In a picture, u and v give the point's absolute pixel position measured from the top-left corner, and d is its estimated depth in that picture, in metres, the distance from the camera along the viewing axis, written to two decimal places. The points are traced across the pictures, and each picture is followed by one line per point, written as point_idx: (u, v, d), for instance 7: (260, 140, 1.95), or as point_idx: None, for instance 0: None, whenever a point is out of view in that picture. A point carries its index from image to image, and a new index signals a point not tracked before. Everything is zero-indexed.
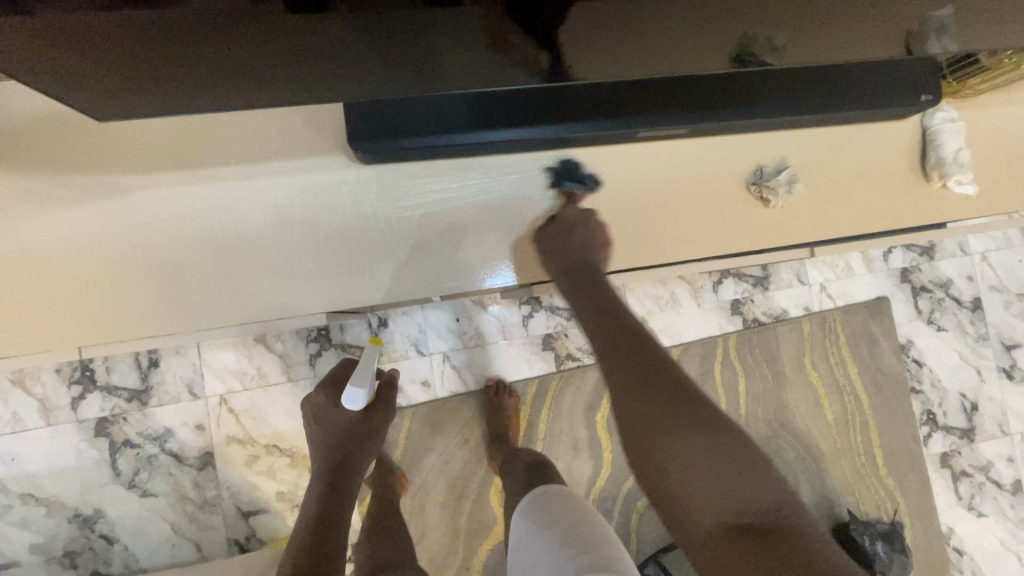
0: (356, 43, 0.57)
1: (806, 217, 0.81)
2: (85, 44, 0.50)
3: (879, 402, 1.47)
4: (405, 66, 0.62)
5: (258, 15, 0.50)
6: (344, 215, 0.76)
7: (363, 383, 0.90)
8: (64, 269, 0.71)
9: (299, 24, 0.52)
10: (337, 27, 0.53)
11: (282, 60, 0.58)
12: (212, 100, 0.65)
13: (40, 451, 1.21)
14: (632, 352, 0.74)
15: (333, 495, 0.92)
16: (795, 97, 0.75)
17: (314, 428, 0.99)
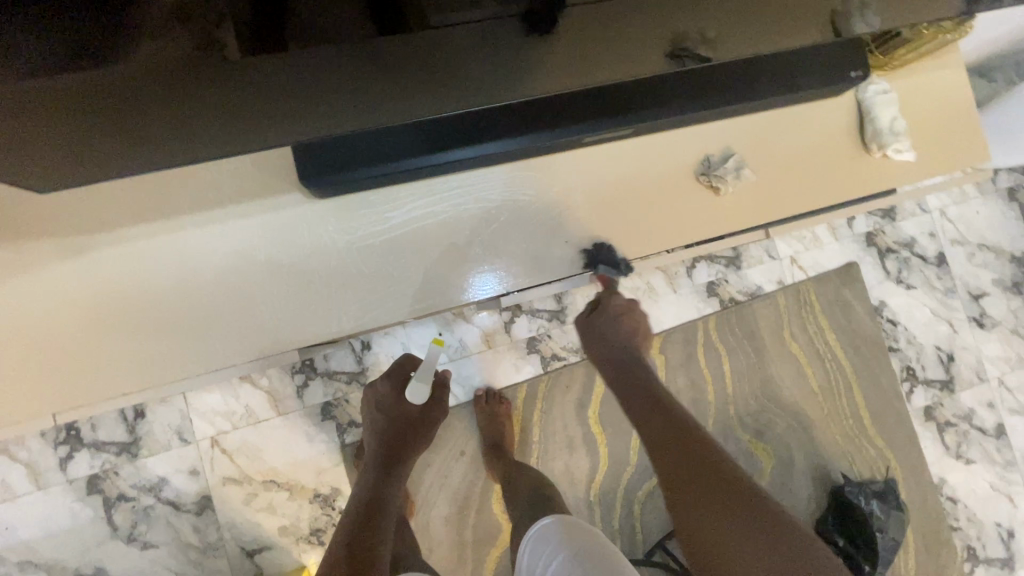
0: (301, 85, 0.58)
1: (757, 201, 0.83)
2: (32, 117, 0.51)
3: (860, 365, 1.51)
4: (352, 101, 0.63)
5: (204, 61, 0.51)
6: (306, 249, 0.77)
7: (426, 380, 1.06)
8: (32, 335, 0.71)
9: (242, 71, 0.54)
10: (280, 70, 0.55)
11: (230, 109, 0.59)
12: (167, 156, 0.66)
13: (33, 516, 1.19)
14: (682, 443, 0.85)
15: (385, 484, 0.98)
16: (733, 87, 0.77)
17: (369, 416, 1.09)
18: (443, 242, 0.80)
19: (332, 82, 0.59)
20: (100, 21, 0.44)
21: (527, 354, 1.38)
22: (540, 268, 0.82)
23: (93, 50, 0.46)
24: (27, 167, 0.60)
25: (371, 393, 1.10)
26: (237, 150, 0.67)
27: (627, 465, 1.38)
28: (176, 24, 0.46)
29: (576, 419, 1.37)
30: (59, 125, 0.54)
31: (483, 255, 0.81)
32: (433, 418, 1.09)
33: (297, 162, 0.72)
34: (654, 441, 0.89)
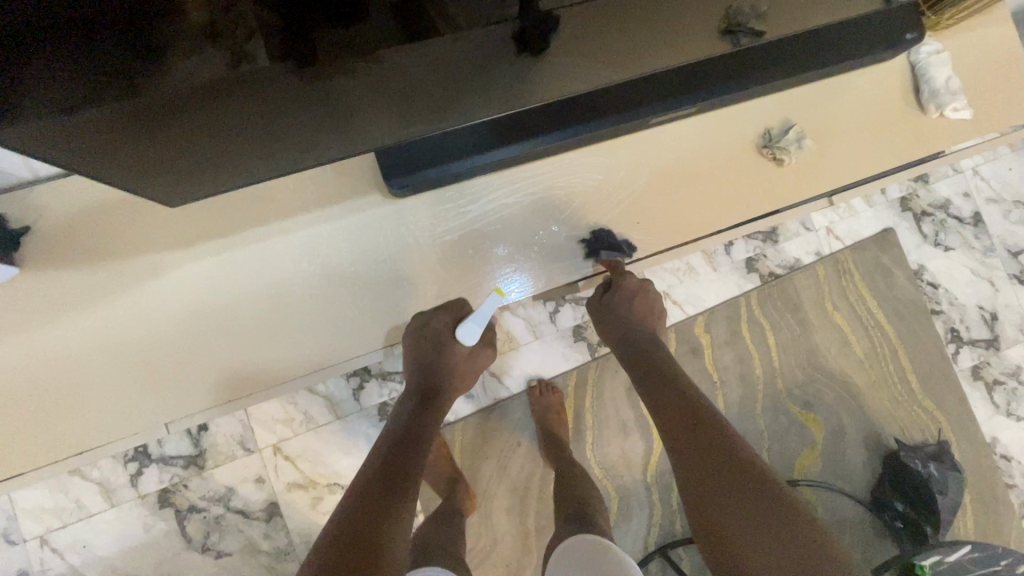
0: (344, 88, 0.59)
1: (817, 170, 0.84)
2: (98, 145, 0.54)
3: (904, 329, 1.51)
4: (391, 101, 0.64)
5: (238, 77, 0.52)
6: (383, 249, 0.79)
7: (482, 324, 0.76)
8: (128, 354, 0.74)
9: (284, 78, 0.55)
10: (323, 75, 0.56)
11: (279, 118, 0.61)
12: (226, 174, 0.68)
13: (109, 533, 1.22)
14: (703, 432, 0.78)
15: (429, 415, 0.78)
16: (783, 61, 0.79)
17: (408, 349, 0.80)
18: (516, 232, 0.81)
19: (366, 86, 0.60)
20: (135, 44, 0.45)
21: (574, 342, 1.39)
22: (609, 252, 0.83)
23: (128, 71, 0.47)
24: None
25: (422, 321, 0.78)
26: (284, 160, 0.69)
27: None
28: (205, 41, 0.47)
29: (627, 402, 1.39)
30: (107, 155, 0.56)
31: (511, 257, 0.81)
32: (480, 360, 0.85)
33: (380, 166, 0.74)
34: (682, 438, 0.79)
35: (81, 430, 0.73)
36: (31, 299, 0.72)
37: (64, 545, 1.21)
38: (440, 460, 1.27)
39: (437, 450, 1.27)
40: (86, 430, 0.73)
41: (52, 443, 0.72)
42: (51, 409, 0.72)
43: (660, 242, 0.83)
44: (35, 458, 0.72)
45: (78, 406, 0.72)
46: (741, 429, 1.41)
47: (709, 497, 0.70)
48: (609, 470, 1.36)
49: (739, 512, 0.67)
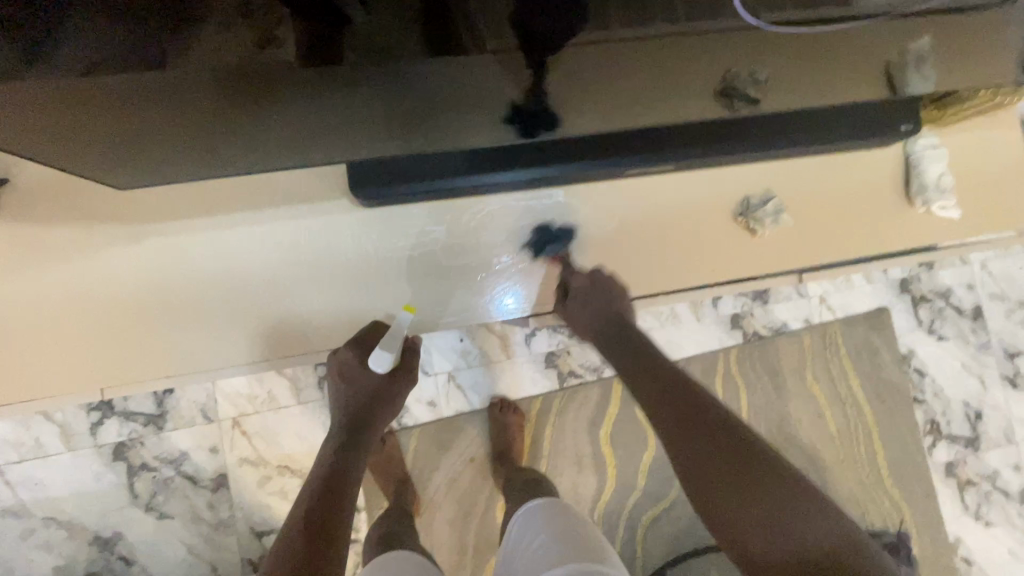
0: (363, 84, 0.57)
1: (791, 245, 0.85)
2: (96, 100, 0.51)
3: (882, 412, 1.48)
4: (405, 106, 0.62)
5: (264, 61, 0.49)
6: (346, 254, 0.81)
7: (392, 349, 0.77)
8: (86, 311, 0.76)
9: (308, 70, 0.52)
10: (349, 70, 0.54)
11: (288, 103, 0.58)
12: (223, 145, 0.66)
13: (61, 475, 1.25)
14: (689, 413, 0.71)
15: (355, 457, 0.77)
16: (770, 135, 0.80)
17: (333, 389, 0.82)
18: (480, 258, 0.84)
19: (380, 89, 0.58)
20: (167, 15, 0.43)
21: (545, 367, 1.39)
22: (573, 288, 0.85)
23: (151, 35, 0.45)
24: (82, 152, 0.61)
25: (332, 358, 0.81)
26: (281, 141, 0.67)
27: (633, 488, 1.39)
28: (239, 21, 0.45)
29: (587, 437, 1.38)
30: (106, 112, 0.54)
31: (515, 269, 0.85)
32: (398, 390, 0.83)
33: (352, 176, 0.76)
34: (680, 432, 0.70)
35: (31, 376, 0.75)
36: (3, 245, 0.74)
37: (15, 480, 1.24)
38: (391, 462, 1.28)
39: (390, 451, 1.29)
40: (36, 377, 0.75)
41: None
42: (7, 353, 0.74)
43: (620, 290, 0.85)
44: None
45: (33, 354, 0.75)
46: None
47: (699, 468, 0.67)
48: None
49: (758, 507, 0.61)
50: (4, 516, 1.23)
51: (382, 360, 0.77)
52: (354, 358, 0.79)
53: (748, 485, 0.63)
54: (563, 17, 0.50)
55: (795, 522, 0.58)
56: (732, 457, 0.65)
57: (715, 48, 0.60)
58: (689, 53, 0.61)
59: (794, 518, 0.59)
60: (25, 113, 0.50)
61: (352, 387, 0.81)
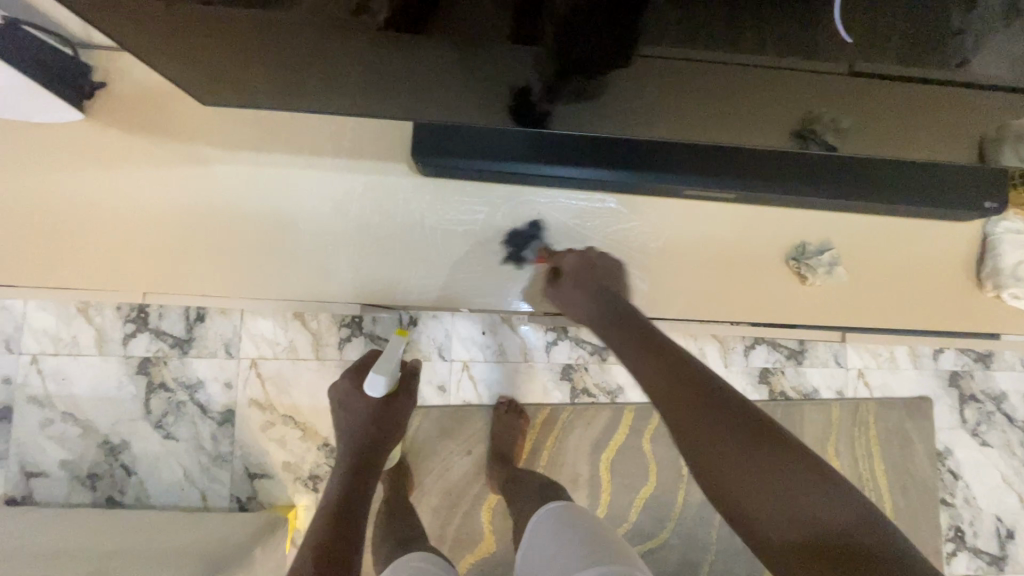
0: (445, 61, 0.58)
1: (838, 301, 0.83)
2: (194, 31, 0.54)
3: (903, 506, 1.39)
4: (486, 86, 0.63)
5: (355, 24, 0.51)
6: (395, 219, 0.82)
7: (384, 371, 0.94)
8: (136, 219, 0.78)
9: (395, 40, 0.54)
10: (434, 46, 0.55)
11: (372, 66, 0.60)
12: (306, 93, 0.69)
13: (87, 376, 1.32)
14: (688, 385, 0.69)
15: (359, 482, 0.94)
16: (841, 186, 0.78)
17: (340, 420, 1.02)
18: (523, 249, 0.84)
19: (463, 67, 0.60)
20: None
21: (560, 379, 1.38)
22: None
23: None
24: (181, 75, 0.65)
25: (336, 392, 1.04)
26: (360, 100, 0.70)
27: (623, 520, 1.35)
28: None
29: (587, 458, 1.35)
30: (200, 42, 0.56)
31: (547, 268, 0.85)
32: (395, 411, 1.02)
33: (414, 139, 0.76)
34: (677, 395, 0.69)
35: (70, 266, 0.77)
36: (69, 139, 0.76)
37: (47, 370, 1.31)
38: None
39: None
40: (75, 268, 0.77)
41: (41, 273, 0.76)
42: (52, 243, 0.76)
43: (654, 306, 0.83)
44: (18, 274, 0.76)
45: (79, 249, 0.77)
46: (689, 531, 1.36)
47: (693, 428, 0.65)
48: None
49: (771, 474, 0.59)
50: (30, 402, 1.30)
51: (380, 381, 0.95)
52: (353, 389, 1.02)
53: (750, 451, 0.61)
54: (656, 29, 0.51)
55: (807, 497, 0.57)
56: (716, 414, 0.65)
57: (801, 87, 0.59)
58: (773, 88, 0.60)
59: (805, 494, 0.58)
60: (130, 33, 0.53)
61: (355, 417, 1.01)
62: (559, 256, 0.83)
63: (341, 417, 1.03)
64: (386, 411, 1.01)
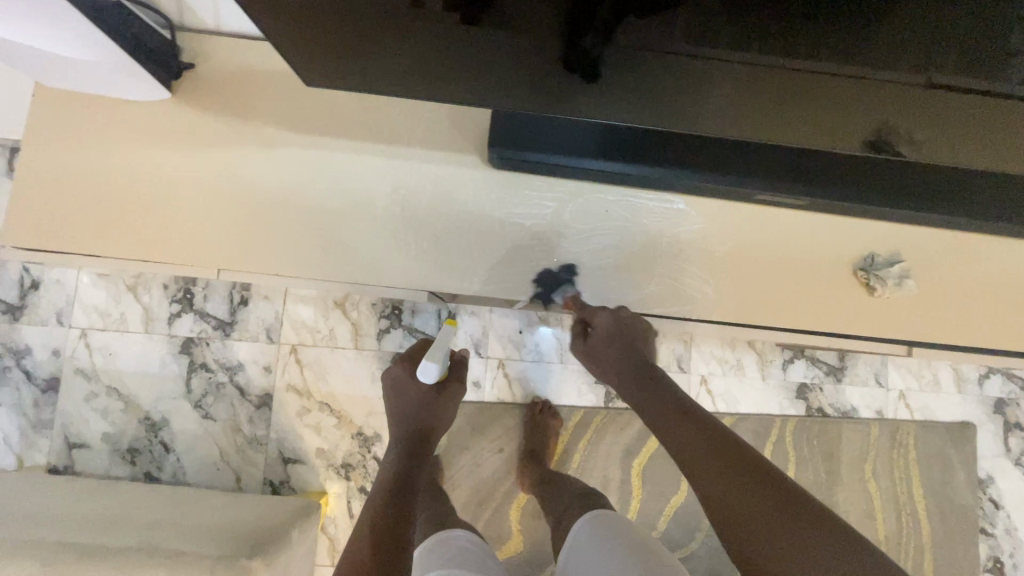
0: (512, 55, 0.61)
1: (902, 315, 0.82)
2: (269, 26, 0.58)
3: (940, 532, 1.36)
4: (562, 80, 0.65)
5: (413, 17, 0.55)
6: (463, 210, 0.80)
7: (436, 359, 0.94)
8: (191, 192, 0.75)
9: (462, 34, 0.57)
10: (498, 38, 0.58)
11: (441, 61, 0.63)
12: (380, 87, 0.71)
13: (132, 352, 1.35)
14: (710, 440, 0.66)
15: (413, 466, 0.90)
16: (913, 199, 0.76)
17: (390, 404, 1.00)
18: (591, 245, 0.83)
19: (534, 62, 0.62)
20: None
21: (595, 382, 1.37)
22: (674, 297, 0.83)
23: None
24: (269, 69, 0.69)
25: (387, 376, 1.03)
26: (430, 95, 0.71)
27: (653, 529, 1.34)
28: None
29: (619, 463, 1.35)
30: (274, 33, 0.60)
31: (612, 266, 0.83)
32: (448, 397, 0.99)
33: (491, 132, 0.75)
34: (707, 480, 0.63)
35: (124, 238, 0.75)
36: (139, 116, 0.75)
37: (95, 344, 1.34)
38: None
39: None
40: (129, 240, 0.75)
41: (104, 246, 0.74)
42: (116, 218, 0.74)
43: (716, 310, 0.83)
44: (70, 242, 0.73)
45: (140, 223, 0.75)
46: (719, 544, 1.34)
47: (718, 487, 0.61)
48: None
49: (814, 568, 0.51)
50: (77, 374, 1.34)
51: (430, 369, 0.94)
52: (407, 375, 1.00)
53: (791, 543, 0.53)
54: (709, 35, 0.53)
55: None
56: (739, 472, 0.61)
57: (871, 92, 0.60)
58: (852, 93, 0.60)
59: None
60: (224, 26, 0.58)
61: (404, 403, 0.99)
62: (592, 311, 0.82)
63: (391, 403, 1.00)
64: (438, 397, 0.98)
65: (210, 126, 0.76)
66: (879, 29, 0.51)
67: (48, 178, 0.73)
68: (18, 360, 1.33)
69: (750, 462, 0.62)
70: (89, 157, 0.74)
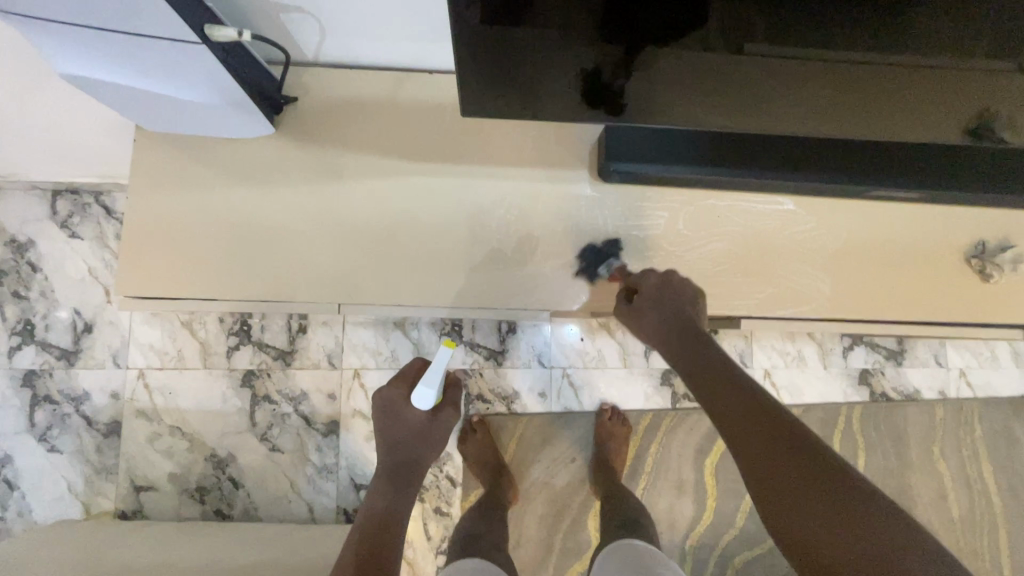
0: (616, 68, 0.60)
1: (1006, 299, 0.83)
2: None
3: (1012, 507, 1.37)
4: (643, 96, 0.66)
5: (483, 35, 0.55)
6: (568, 226, 0.81)
7: (432, 385, 0.89)
8: (310, 229, 0.77)
9: (560, 49, 0.57)
10: (600, 51, 0.57)
11: (537, 78, 0.63)
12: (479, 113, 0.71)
13: (193, 390, 1.33)
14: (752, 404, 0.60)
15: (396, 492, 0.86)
16: (1009, 181, 0.78)
17: (379, 424, 0.93)
18: (708, 249, 0.82)
19: (636, 76, 0.62)
20: None
21: (660, 384, 1.37)
22: (789, 297, 0.82)
23: None
24: None
25: (378, 397, 0.93)
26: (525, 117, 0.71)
27: (730, 527, 1.34)
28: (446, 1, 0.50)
29: (691, 462, 1.35)
30: None
31: (722, 271, 0.82)
32: (441, 423, 0.93)
33: (604, 148, 0.77)
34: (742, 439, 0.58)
35: (244, 279, 0.76)
36: (247, 157, 0.77)
37: (154, 384, 1.32)
38: (487, 449, 1.28)
39: (484, 437, 1.29)
40: (246, 284, 0.76)
41: (223, 290, 0.75)
42: (236, 262, 0.76)
43: (837, 308, 0.82)
44: (192, 288, 0.75)
45: (255, 264, 0.76)
46: None
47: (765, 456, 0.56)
48: None
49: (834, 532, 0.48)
50: (138, 416, 1.31)
51: (427, 394, 0.90)
52: (398, 397, 0.92)
53: (833, 532, 0.48)
54: (819, 33, 0.54)
55: (903, 570, 0.45)
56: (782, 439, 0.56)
57: (976, 83, 0.60)
58: (932, 85, 0.62)
59: (903, 565, 0.45)
60: None
61: (397, 426, 0.91)
62: (639, 276, 0.77)
63: (382, 424, 0.92)
64: (432, 425, 0.92)
65: (317, 164, 0.78)
66: (951, 19, 0.52)
67: (163, 228, 0.74)
68: (76, 406, 1.30)
69: (795, 442, 0.55)
70: (200, 202, 0.75)
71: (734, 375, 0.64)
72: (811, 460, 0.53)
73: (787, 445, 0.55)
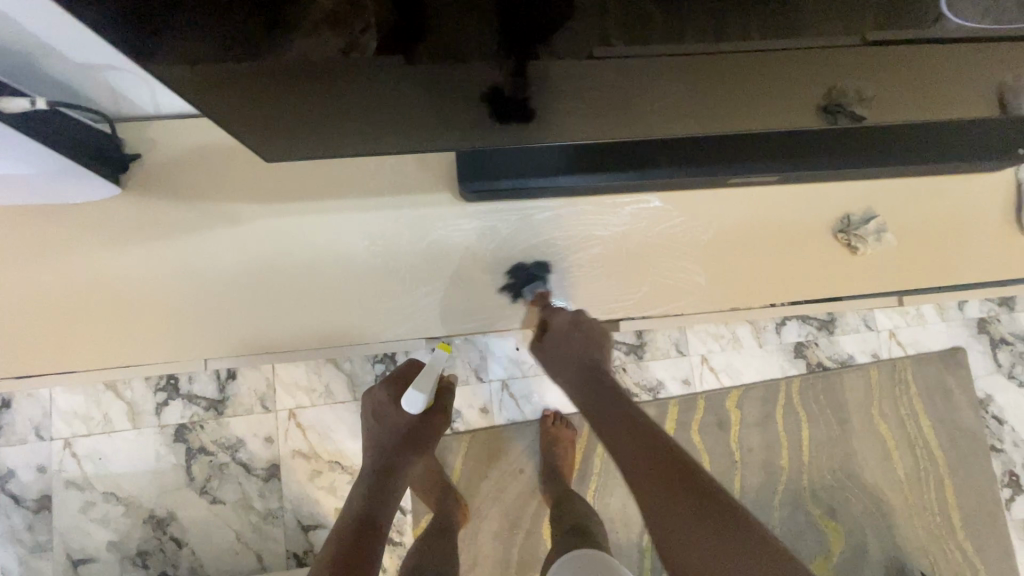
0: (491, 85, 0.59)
1: (885, 267, 0.85)
2: (238, 87, 0.54)
3: (956, 459, 1.41)
4: (527, 99, 0.63)
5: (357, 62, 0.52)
6: (445, 248, 0.84)
7: (426, 390, 0.81)
8: (193, 280, 0.80)
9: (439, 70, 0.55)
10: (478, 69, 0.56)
11: (414, 100, 0.61)
12: (357, 140, 0.70)
13: (123, 453, 1.28)
14: (633, 435, 0.71)
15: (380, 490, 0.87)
16: (862, 150, 0.80)
17: (368, 425, 0.95)
18: (581, 256, 0.86)
19: (518, 89, 0.61)
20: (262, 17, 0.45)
21: None
22: (663, 294, 0.86)
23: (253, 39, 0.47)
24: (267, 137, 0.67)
25: (369, 399, 0.96)
26: (407, 140, 0.71)
27: None
28: (323, 28, 0.47)
29: None
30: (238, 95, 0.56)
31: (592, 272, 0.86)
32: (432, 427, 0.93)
33: (460, 169, 0.79)
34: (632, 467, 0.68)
35: (134, 340, 0.79)
36: (123, 219, 0.80)
37: (81, 453, 1.27)
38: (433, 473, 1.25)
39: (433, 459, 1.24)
40: (135, 343, 0.79)
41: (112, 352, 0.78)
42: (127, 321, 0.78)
43: (715, 297, 0.86)
44: (82, 360, 0.77)
45: (144, 321, 0.79)
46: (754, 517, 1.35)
47: (649, 481, 0.66)
48: (606, 523, 1.32)
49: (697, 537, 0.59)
50: (68, 487, 1.26)
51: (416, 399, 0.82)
52: (387, 400, 0.94)
53: (700, 539, 0.59)
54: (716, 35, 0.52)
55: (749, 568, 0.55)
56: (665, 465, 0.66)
57: (857, 69, 0.61)
58: (815, 73, 0.62)
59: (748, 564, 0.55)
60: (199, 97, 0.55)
61: (385, 427, 0.93)
62: (551, 312, 0.83)
63: (371, 426, 0.94)
64: (421, 427, 0.92)
65: (188, 220, 0.80)
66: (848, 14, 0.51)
67: (42, 300, 0.77)
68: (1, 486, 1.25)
69: (675, 465, 0.66)
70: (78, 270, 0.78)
71: (628, 408, 0.74)
72: (683, 476, 0.64)
73: (669, 469, 0.66)
